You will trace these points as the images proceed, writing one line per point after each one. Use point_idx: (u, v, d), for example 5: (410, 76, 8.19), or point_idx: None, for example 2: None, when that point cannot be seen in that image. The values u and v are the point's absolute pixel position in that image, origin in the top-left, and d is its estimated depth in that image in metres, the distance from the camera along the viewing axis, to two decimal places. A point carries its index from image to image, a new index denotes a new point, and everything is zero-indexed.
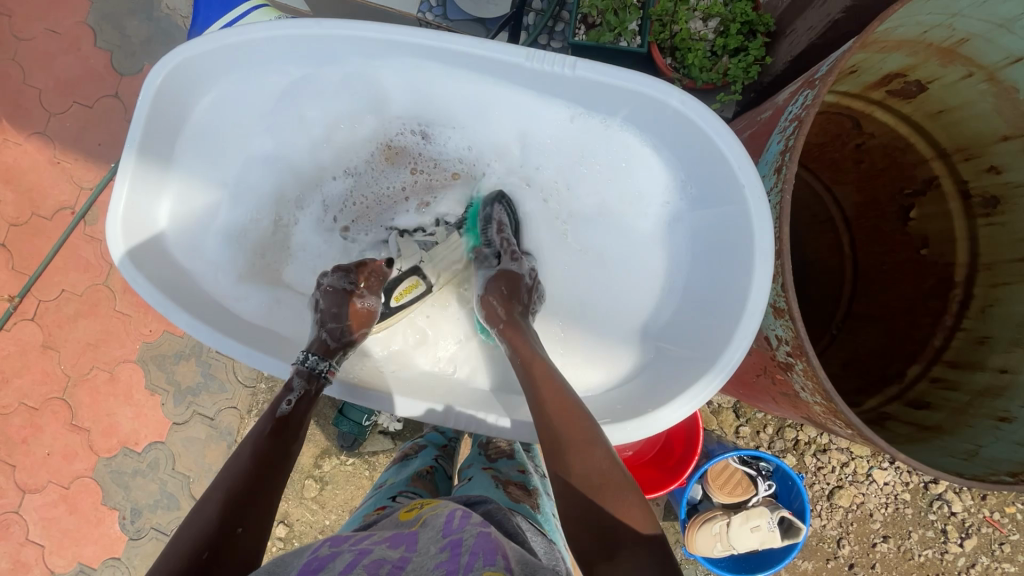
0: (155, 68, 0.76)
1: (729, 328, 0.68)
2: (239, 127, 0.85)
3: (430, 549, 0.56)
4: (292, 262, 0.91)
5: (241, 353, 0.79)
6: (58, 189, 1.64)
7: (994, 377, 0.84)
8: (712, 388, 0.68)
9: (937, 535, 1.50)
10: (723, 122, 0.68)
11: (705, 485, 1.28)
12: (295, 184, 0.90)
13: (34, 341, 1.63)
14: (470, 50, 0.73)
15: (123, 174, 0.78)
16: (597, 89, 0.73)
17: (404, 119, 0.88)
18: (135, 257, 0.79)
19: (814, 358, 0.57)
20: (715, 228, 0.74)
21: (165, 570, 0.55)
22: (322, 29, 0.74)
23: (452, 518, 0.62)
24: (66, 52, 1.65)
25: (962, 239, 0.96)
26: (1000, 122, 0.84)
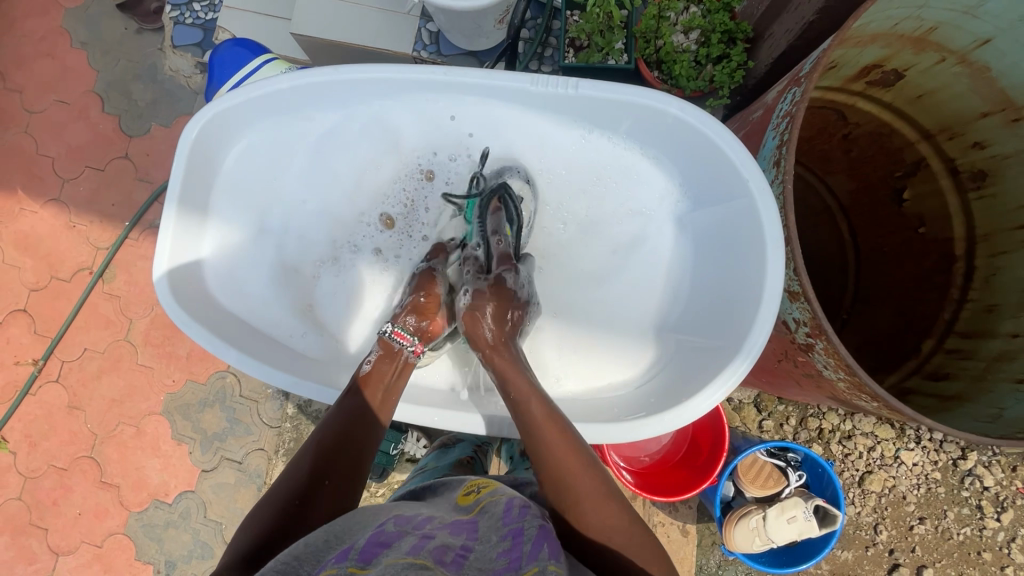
0: (189, 122, 0.81)
1: (750, 317, 0.70)
2: (266, 171, 0.88)
3: (491, 538, 0.52)
4: (325, 298, 0.90)
5: (288, 382, 0.82)
6: (75, 251, 1.68)
7: (1007, 343, 0.86)
8: (740, 375, 0.70)
9: (972, 512, 1.50)
10: (722, 124, 0.72)
11: (737, 481, 1.28)
12: (319, 224, 0.90)
13: (60, 402, 1.66)
14: (480, 81, 0.79)
15: (166, 224, 0.81)
16: (603, 104, 0.78)
17: (425, 152, 0.89)
18: (182, 299, 0.81)
19: (833, 335, 0.60)
20: (722, 220, 0.76)
21: (267, 513, 0.64)
22: (342, 74, 0.80)
23: (510, 507, 0.58)
24: (76, 121, 1.72)
25: (957, 213, 1.00)
26: (978, 100, 0.89)
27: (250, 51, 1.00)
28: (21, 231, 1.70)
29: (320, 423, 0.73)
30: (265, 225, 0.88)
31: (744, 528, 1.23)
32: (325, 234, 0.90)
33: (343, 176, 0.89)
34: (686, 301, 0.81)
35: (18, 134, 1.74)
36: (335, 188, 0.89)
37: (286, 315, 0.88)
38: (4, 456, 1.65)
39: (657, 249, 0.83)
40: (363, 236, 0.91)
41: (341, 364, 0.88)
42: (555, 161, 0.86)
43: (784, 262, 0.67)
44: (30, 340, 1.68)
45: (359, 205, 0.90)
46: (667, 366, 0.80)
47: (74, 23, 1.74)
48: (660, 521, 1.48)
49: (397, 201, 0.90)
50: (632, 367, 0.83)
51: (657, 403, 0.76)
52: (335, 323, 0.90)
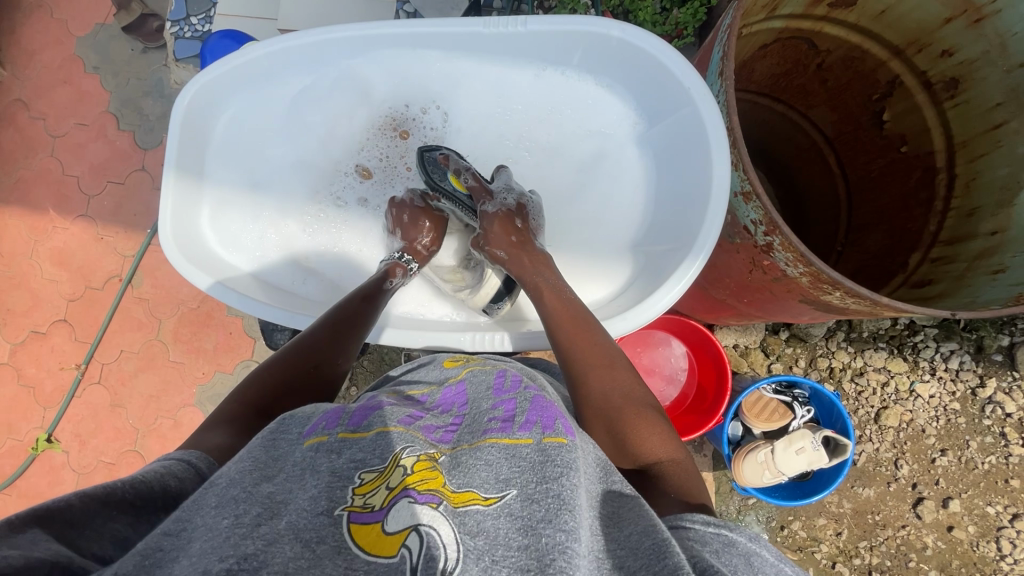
0: (181, 93, 0.87)
1: (699, 211, 0.78)
2: (255, 135, 0.96)
3: (482, 404, 0.61)
4: (310, 242, 1.00)
5: (285, 318, 0.88)
6: (105, 261, 1.80)
7: (987, 241, 0.87)
8: (693, 272, 0.76)
9: (996, 440, 1.48)
10: (660, 38, 0.79)
11: (743, 419, 1.30)
12: (314, 181, 1.00)
13: (103, 401, 1.78)
14: (438, 29, 0.86)
15: (166, 188, 0.88)
16: (551, 36, 0.84)
17: (391, 102, 0.98)
18: (189, 256, 0.88)
19: (785, 226, 0.63)
20: (674, 132, 0.84)
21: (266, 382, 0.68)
22: (312, 37, 0.86)
23: (499, 378, 0.66)
24: (95, 140, 1.85)
25: (935, 126, 1.01)
26: (939, 6, 0.90)
27: (237, 42, 1.08)
28: (55, 247, 1.83)
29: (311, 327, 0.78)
30: (260, 185, 0.98)
31: (753, 462, 1.24)
32: (316, 188, 1.00)
33: (324, 133, 0.99)
34: (646, 215, 0.90)
35: (45, 158, 1.87)
36: (318, 146, 0.99)
37: (285, 264, 0.98)
38: (58, 455, 1.78)
39: (621, 170, 0.93)
40: (345, 189, 1.01)
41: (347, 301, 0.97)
42: (516, 94, 0.95)
43: (728, 162, 0.74)
44: (72, 346, 1.80)
45: (342, 160, 1.01)
46: (638, 279, 0.87)
47: (86, 49, 1.87)
48: None
49: (374, 156, 1.01)
50: (606, 285, 0.91)
51: (623, 305, 0.85)
52: (332, 270, 0.99)
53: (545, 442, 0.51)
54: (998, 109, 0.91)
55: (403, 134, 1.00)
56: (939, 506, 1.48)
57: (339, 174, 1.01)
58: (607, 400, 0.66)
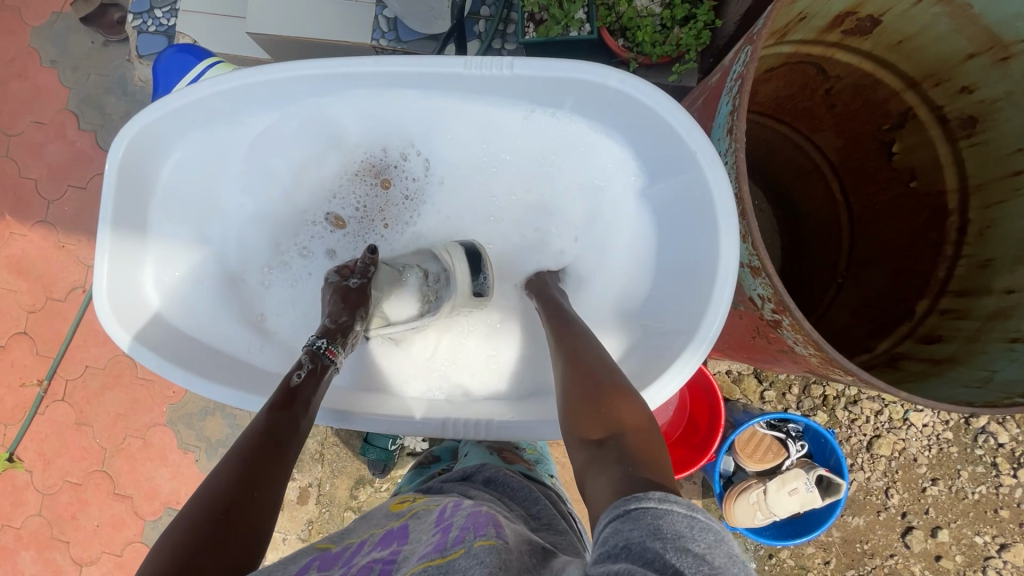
0: (112, 146, 0.80)
1: (706, 295, 0.72)
2: (207, 181, 0.91)
3: (420, 536, 0.53)
4: (269, 296, 0.96)
5: (233, 397, 0.82)
6: (67, 271, 1.70)
7: (1001, 300, 0.82)
8: (697, 362, 0.71)
9: (987, 470, 1.45)
10: (666, 94, 0.73)
11: (736, 457, 1.26)
12: (282, 231, 0.97)
13: (68, 419, 1.69)
14: (410, 68, 0.79)
15: (102, 247, 0.82)
16: (543, 80, 0.78)
17: (365, 146, 0.94)
18: (130, 325, 0.82)
19: (796, 310, 0.56)
20: (678, 196, 0.78)
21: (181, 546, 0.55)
22: (267, 75, 0.80)
23: (443, 510, 0.58)
24: (53, 140, 1.72)
25: (948, 164, 0.94)
26: (962, 41, 0.83)
27: (196, 56, 0.98)
28: (13, 254, 1.72)
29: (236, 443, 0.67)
30: (211, 239, 0.93)
31: (745, 503, 1.21)
32: (279, 238, 0.97)
33: (288, 181, 0.95)
34: (645, 278, 0.86)
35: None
36: (283, 194, 0.96)
37: (238, 326, 0.91)
38: (22, 475, 1.70)
39: (621, 227, 0.89)
40: (313, 238, 0.98)
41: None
42: (508, 138, 0.91)
43: (738, 237, 0.68)
44: (33, 361, 1.70)
45: (310, 209, 0.97)
46: (637, 347, 0.83)
47: (42, 41, 1.73)
48: None
49: (349, 205, 0.97)
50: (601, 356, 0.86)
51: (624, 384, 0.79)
52: (290, 332, 0.95)
53: (474, 548, 0.45)
54: (1019, 154, 0.85)
55: (384, 182, 0.96)
56: (928, 535, 1.46)
57: (305, 224, 0.97)
58: (586, 399, 0.63)
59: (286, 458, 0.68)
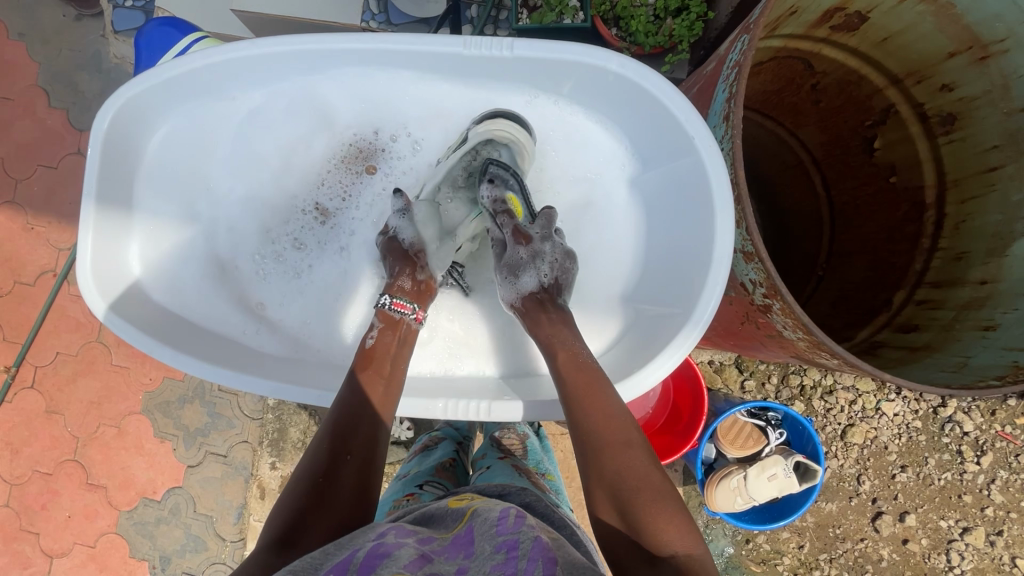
0: (100, 114, 0.79)
1: (701, 279, 0.74)
2: (192, 159, 0.89)
3: (486, 549, 0.56)
4: (253, 282, 0.92)
5: (229, 378, 0.83)
6: (37, 254, 1.63)
7: (975, 290, 0.86)
8: (690, 344, 0.73)
9: (953, 457, 1.52)
10: (664, 78, 0.74)
11: (717, 443, 1.30)
12: (272, 216, 0.92)
13: (38, 407, 1.63)
14: (409, 46, 0.80)
15: (86, 223, 0.80)
16: (540, 64, 0.79)
17: (357, 128, 0.92)
18: (113, 303, 0.81)
19: (786, 294, 0.58)
20: (673, 181, 0.80)
21: (294, 500, 0.64)
22: (260, 49, 0.80)
23: (505, 515, 0.62)
24: (22, 117, 1.65)
25: (926, 160, 0.98)
26: (944, 40, 0.86)
27: (178, 30, 0.95)
28: None
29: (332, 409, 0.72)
30: (201, 219, 0.90)
31: (726, 488, 1.25)
32: (268, 225, 0.92)
33: (277, 164, 0.92)
34: (640, 268, 0.86)
35: None
36: (270, 176, 0.92)
37: (224, 309, 0.89)
38: None
39: (613, 211, 0.88)
40: (302, 229, 0.93)
41: (306, 359, 0.90)
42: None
43: (733, 219, 0.70)
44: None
45: (300, 195, 0.92)
46: (630, 335, 0.84)
47: (10, 12, 1.65)
48: None
49: (336, 194, 0.93)
50: (593, 342, 0.87)
51: (617, 372, 0.80)
52: (280, 320, 0.92)
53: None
54: (994, 151, 0.89)
55: (369, 168, 0.93)
56: (897, 520, 1.52)
57: (295, 212, 0.92)
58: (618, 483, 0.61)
59: (374, 424, 0.72)
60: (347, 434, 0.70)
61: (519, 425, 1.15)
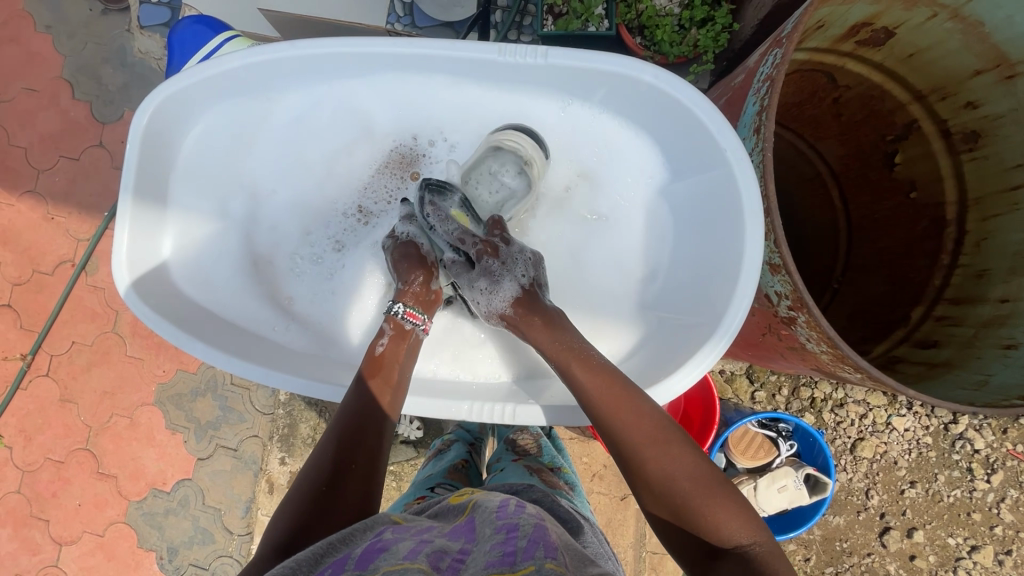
0: (139, 111, 0.81)
1: (728, 288, 0.74)
2: (231, 158, 0.90)
3: (486, 532, 0.61)
4: (283, 280, 0.92)
5: (259, 374, 0.84)
6: (56, 244, 1.65)
7: (995, 308, 0.86)
8: (715, 355, 0.74)
9: (963, 475, 1.51)
10: (694, 89, 0.76)
11: (728, 453, 1.29)
12: (309, 220, 0.93)
13: (52, 395, 1.65)
14: (444, 51, 0.81)
15: (123, 215, 0.83)
16: (571, 71, 0.80)
17: (396, 135, 0.93)
18: (144, 292, 0.83)
19: (814, 307, 0.58)
20: (701, 191, 0.81)
21: (297, 505, 0.66)
22: (296, 49, 0.81)
23: (506, 506, 0.67)
24: (45, 109, 1.67)
25: (948, 177, 0.98)
26: (971, 58, 0.86)
27: (210, 28, 0.97)
28: None
29: (337, 412, 0.74)
30: (234, 216, 0.91)
31: None
32: (308, 228, 0.93)
33: (317, 170, 0.93)
34: (662, 276, 0.87)
35: None
36: (309, 181, 0.93)
37: (254, 304, 0.90)
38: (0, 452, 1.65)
39: (639, 219, 0.89)
40: (340, 230, 0.94)
41: (333, 358, 0.91)
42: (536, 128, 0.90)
43: (761, 232, 0.71)
44: (16, 335, 1.66)
45: (340, 202, 0.93)
46: (650, 343, 0.85)
47: (37, 5, 1.67)
48: None
49: (379, 197, 0.94)
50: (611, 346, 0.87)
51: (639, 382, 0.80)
52: (312, 320, 0.92)
53: (544, 568, 0.51)
54: (1017, 170, 0.89)
55: (411, 173, 0.93)
56: (904, 536, 1.51)
57: (333, 214, 0.93)
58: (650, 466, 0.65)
59: (375, 433, 0.73)
60: (351, 444, 0.71)
61: (531, 427, 1.16)
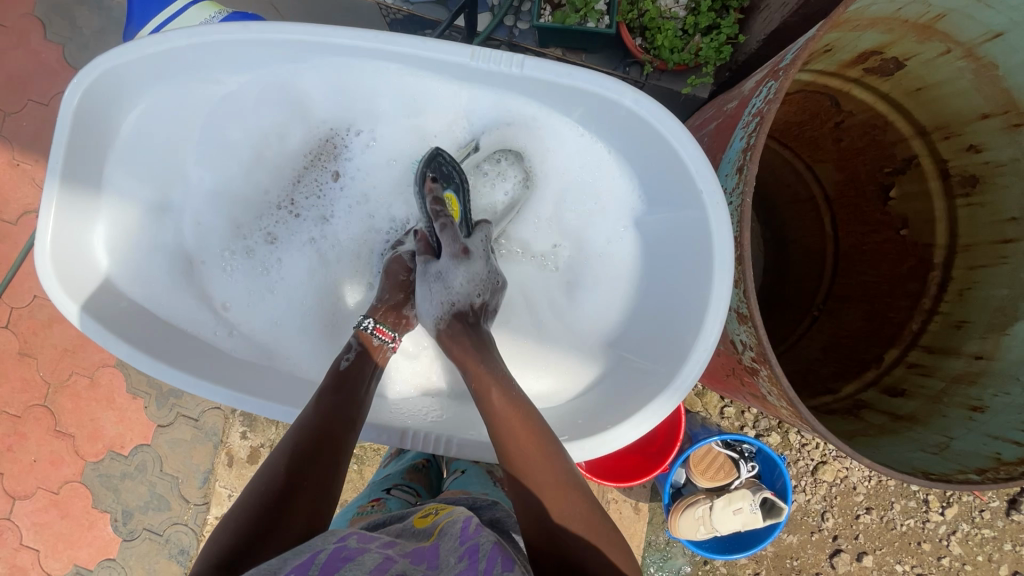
0: (69, 90, 0.75)
1: (690, 340, 0.72)
2: (169, 140, 0.86)
3: (449, 558, 0.56)
4: (214, 276, 0.91)
5: (184, 380, 0.81)
6: (21, 192, 1.58)
7: (968, 364, 0.84)
8: (668, 410, 0.72)
9: (918, 505, 1.52)
10: (679, 123, 0.70)
11: (688, 471, 1.30)
12: (242, 212, 0.92)
13: (11, 348, 1.60)
14: (412, 49, 0.76)
15: (49, 202, 0.78)
16: (550, 85, 0.76)
17: (331, 123, 0.91)
18: (69, 288, 0.79)
19: (776, 365, 0.56)
20: (676, 229, 0.76)
21: (241, 522, 0.61)
22: (249, 32, 0.75)
23: (469, 524, 0.62)
24: (15, 47, 1.57)
25: (941, 219, 0.94)
26: (980, 100, 0.82)
27: None
28: None
29: (293, 424, 0.71)
30: (173, 207, 0.89)
31: (690, 516, 1.25)
32: (238, 221, 0.92)
33: (251, 157, 0.91)
34: (629, 311, 0.86)
35: None
36: (246, 169, 0.91)
37: (188, 304, 0.88)
38: None
39: (620, 252, 0.87)
40: (274, 224, 0.93)
41: (275, 366, 0.90)
42: (529, 145, 0.87)
43: (729, 286, 0.67)
44: None
45: (273, 191, 0.93)
46: (607, 379, 0.84)
47: None
48: (614, 498, 1.49)
49: (311, 192, 0.94)
50: (569, 378, 0.87)
51: (587, 425, 0.79)
52: (251, 318, 0.92)
53: None
54: (1012, 223, 0.86)
55: (336, 176, 0.93)
56: (854, 559, 1.53)
57: (268, 209, 0.93)
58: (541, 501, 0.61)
59: (337, 450, 0.69)
60: (304, 458, 0.67)
61: None
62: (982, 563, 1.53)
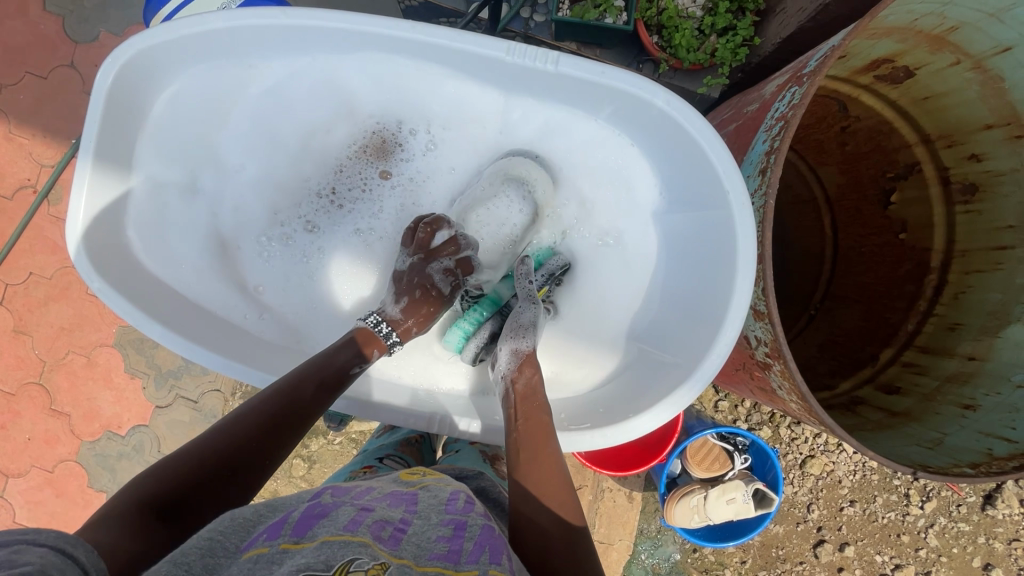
0: (101, 69, 0.76)
1: (710, 335, 0.74)
2: (202, 123, 0.88)
3: (431, 518, 0.57)
4: (243, 258, 0.93)
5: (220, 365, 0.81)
6: (17, 166, 1.55)
7: (961, 364, 0.88)
8: (685, 401, 0.74)
9: (899, 499, 1.58)
10: (707, 123, 0.73)
11: (684, 462, 1.33)
12: (283, 199, 0.95)
13: (5, 325, 1.58)
14: (450, 42, 0.77)
15: (81, 179, 0.78)
16: (586, 82, 0.77)
17: (380, 118, 0.94)
18: (97, 264, 0.77)
19: (789, 360, 0.58)
20: (702, 227, 0.79)
21: (185, 468, 0.58)
22: (287, 18, 0.77)
23: (455, 497, 0.62)
24: (12, 17, 1.53)
25: (940, 224, 0.98)
26: (986, 111, 0.85)
27: None
28: None
29: (269, 392, 0.68)
30: (205, 190, 0.90)
31: (685, 505, 1.29)
32: (278, 208, 0.95)
33: (290, 144, 0.94)
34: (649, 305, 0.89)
35: None
36: (285, 156, 0.94)
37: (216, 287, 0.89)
38: None
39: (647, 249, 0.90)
40: (314, 211, 0.96)
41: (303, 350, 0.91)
42: (563, 144, 0.91)
43: (751, 282, 0.69)
44: None
45: (315, 181, 0.95)
46: (626, 371, 0.87)
47: None
48: (608, 486, 1.53)
49: (354, 182, 0.96)
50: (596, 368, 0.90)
51: (608, 415, 0.82)
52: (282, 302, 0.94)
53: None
54: (1008, 231, 0.89)
55: (385, 173, 0.95)
56: (836, 549, 1.59)
57: (308, 195, 0.95)
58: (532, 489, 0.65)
59: (276, 452, 0.66)
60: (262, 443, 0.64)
61: None
62: (957, 555, 1.59)
